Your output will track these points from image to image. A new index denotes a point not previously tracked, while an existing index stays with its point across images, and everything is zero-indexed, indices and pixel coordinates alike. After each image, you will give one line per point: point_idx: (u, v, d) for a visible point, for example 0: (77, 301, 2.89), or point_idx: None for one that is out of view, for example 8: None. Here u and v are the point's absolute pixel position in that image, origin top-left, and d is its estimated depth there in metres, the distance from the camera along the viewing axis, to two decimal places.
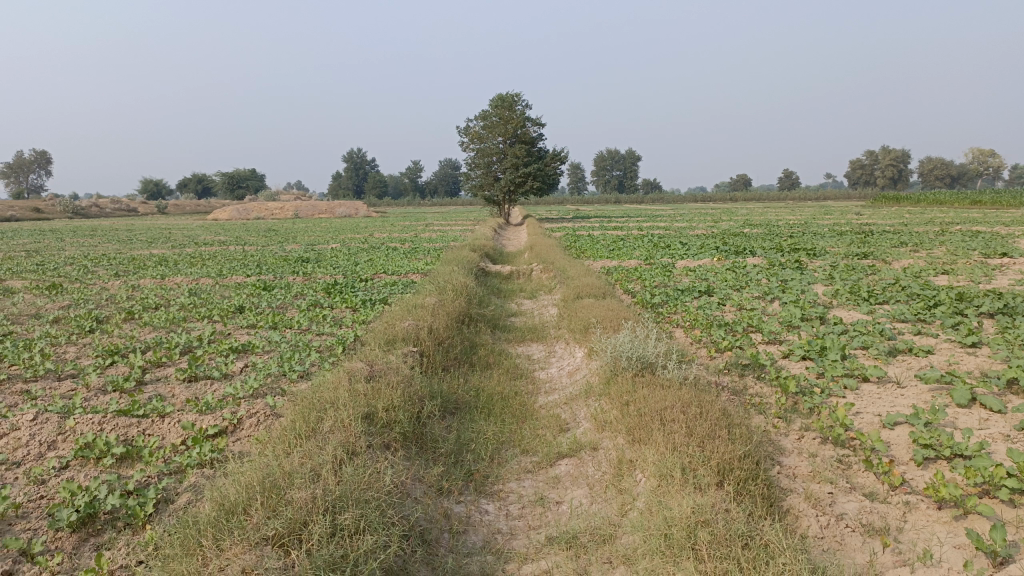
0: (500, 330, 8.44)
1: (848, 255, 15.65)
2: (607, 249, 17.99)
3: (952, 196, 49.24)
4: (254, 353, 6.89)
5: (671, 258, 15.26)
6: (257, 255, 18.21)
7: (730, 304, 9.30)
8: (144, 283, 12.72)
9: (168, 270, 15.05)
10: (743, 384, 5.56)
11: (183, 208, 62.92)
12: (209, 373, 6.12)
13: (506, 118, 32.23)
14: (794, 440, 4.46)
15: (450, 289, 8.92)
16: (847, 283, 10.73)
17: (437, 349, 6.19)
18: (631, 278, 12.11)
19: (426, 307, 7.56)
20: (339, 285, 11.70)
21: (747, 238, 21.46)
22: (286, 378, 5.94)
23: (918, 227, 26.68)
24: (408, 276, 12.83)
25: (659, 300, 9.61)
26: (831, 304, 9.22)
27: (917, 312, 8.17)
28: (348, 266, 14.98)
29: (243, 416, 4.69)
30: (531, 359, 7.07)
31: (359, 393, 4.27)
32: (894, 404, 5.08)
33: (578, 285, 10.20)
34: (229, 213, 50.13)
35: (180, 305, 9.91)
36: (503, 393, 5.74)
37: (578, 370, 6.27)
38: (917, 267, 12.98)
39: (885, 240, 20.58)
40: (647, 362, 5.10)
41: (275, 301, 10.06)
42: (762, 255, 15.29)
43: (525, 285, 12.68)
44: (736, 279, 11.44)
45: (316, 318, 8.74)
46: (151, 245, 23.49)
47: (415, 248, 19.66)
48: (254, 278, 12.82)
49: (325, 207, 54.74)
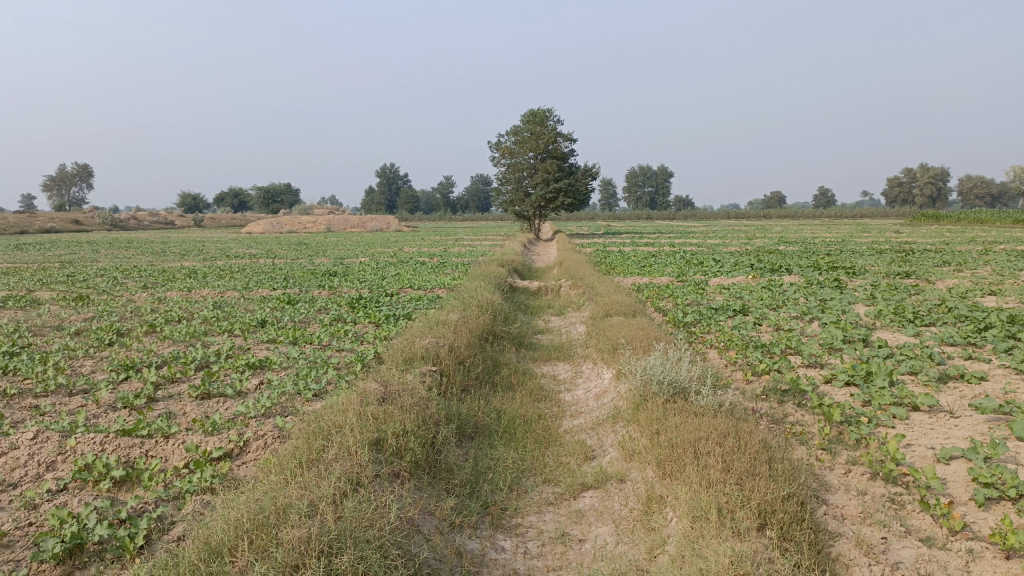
0: (525, 348, 8.15)
1: (889, 274, 15.13)
2: (639, 266, 17.63)
3: (994, 215, 47.99)
4: (270, 369, 6.69)
5: (704, 275, 14.87)
6: (285, 269, 18.16)
7: (766, 324, 8.91)
8: (170, 296, 12.66)
9: (195, 282, 15.01)
10: (782, 411, 5.20)
11: (218, 221, 63.72)
12: (222, 391, 5.92)
13: (538, 134, 32.08)
14: (840, 475, 4.10)
15: (475, 305, 8.67)
16: (891, 303, 10.26)
17: (458, 368, 5.92)
18: (663, 296, 11.75)
19: (449, 324, 7.30)
20: (363, 299, 11.51)
21: (783, 255, 20.94)
22: (300, 397, 5.72)
23: (960, 246, 25.87)
24: (434, 291, 12.61)
25: (692, 318, 9.26)
26: (874, 325, 8.79)
27: (967, 335, 7.72)
28: (374, 280, 14.82)
29: (249, 438, 4.46)
30: (557, 380, 6.77)
31: (369, 416, 4.02)
32: (949, 436, 4.68)
33: (607, 303, 9.89)
34: (262, 226, 50.55)
35: (202, 319, 9.78)
36: (526, 416, 5.44)
37: (606, 393, 5.94)
38: (963, 287, 12.44)
39: (927, 258, 19.94)
40: (679, 387, 4.77)
41: (298, 315, 9.89)
42: (799, 274, 14.82)
43: (554, 301, 12.39)
44: (772, 297, 11.02)
45: (337, 333, 8.54)
46: (183, 258, 23.66)
47: (443, 263, 19.49)
48: (279, 291, 12.69)
49: (357, 222, 55.00)
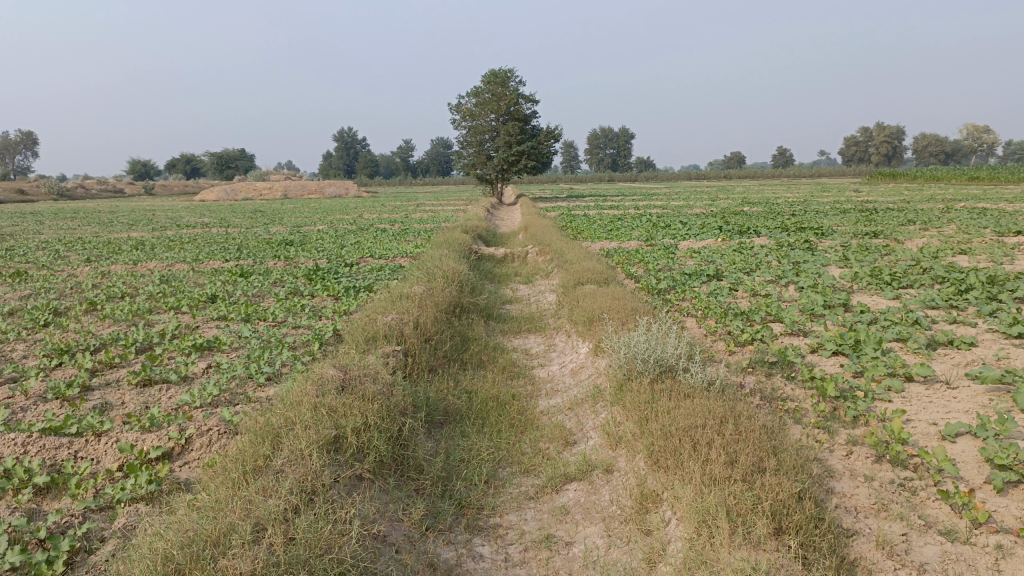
0: (494, 320, 7.74)
1: (857, 233, 14.99)
2: (605, 230, 17.28)
3: (948, 173, 48.59)
4: (219, 351, 6.18)
5: (672, 238, 14.55)
6: (239, 239, 17.40)
7: (742, 289, 8.61)
8: (115, 270, 11.94)
9: (142, 255, 14.23)
10: (772, 387, 4.88)
11: (170, 189, 61.77)
12: (165, 377, 5.42)
13: (499, 95, 31.36)
14: (842, 459, 3.78)
15: (440, 276, 8.19)
16: (865, 265, 10.05)
17: (423, 347, 5.48)
18: (634, 261, 11.39)
19: (413, 296, 6.85)
20: (321, 270, 10.96)
21: (748, 217, 20.74)
22: (251, 383, 5.24)
23: (920, 204, 26.01)
24: (396, 260, 12.10)
25: (665, 285, 8.91)
26: (852, 288, 8.56)
27: (948, 297, 7.49)
28: (333, 249, 14.24)
29: (191, 435, 3.98)
30: (529, 355, 6.38)
31: (326, 409, 3.57)
32: (951, 410, 4.40)
33: (578, 270, 9.50)
34: (217, 193, 49.05)
35: (148, 295, 9.16)
36: (499, 398, 5.05)
37: (583, 370, 5.56)
38: (932, 246, 12.31)
39: (889, 218, 19.94)
40: (666, 365, 4.38)
41: (251, 289, 9.31)
42: (768, 235, 14.61)
43: (521, 268, 11.97)
44: (745, 260, 10.74)
45: (293, 308, 8.01)
46: (131, 229, 22.68)
47: (404, 230, 18.92)
48: (232, 263, 12.05)
49: (315, 188, 53.71)
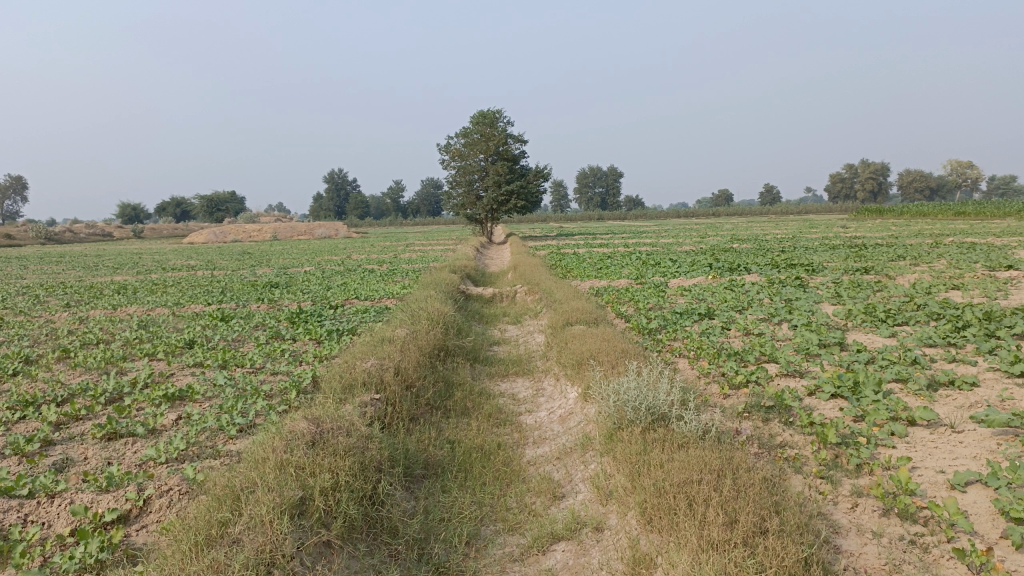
0: (481, 363, 7.51)
1: (848, 270, 14.89)
2: (594, 268, 17.13)
3: (934, 208, 48.98)
4: (192, 401, 5.91)
5: (663, 276, 14.39)
6: (224, 281, 17.15)
7: (734, 328, 8.41)
8: (93, 315, 11.65)
9: (123, 299, 13.96)
10: (770, 433, 4.65)
11: (159, 232, 61.59)
12: (132, 430, 5.15)
13: (488, 135, 31.49)
14: (848, 513, 3.55)
15: (425, 318, 7.97)
16: (859, 302, 9.89)
17: (404, 395, 5.22)
18: (624, 300, 11.20)
19: (396, 340, 6.61)
20: (305, 313, 10.73)
21: (737, 253, 20.66)
22: (222, 436, 4.97)
23: (909, 240, 26.08)
24: (383, 301, 11.88)
25: (656, 325, 8.71)
26: (846, 326, 8.38)
27: (945, 335, 7.31)
28: (319, 291, 14.01)
29: (151, 494, 3.71)
30: (517, 400, 6.13)
31: (293, 469, 3.31)
32: (958, 457, 4.17)
33: (567, 310, 9.30)
34: (206, 235, 48.89)
35: (124, 341, 8.88)
36: (484, 448, 4.79)
37: (572, 417, 5.32)
38: (924, 282, 12.19)
39: (879, 253, 19.90)
40: (658, 412, 4.14)
41: (230, 334, 9.05)
42: (759, 272, 14.48)
43: (509, 309, 11.77)
44: (736, 298, 10.58)
45: (273, 354, 7.75)
46: (115, 272, 22.38)
47: (392, 270, 18.73)
48: (214, 307, 11.80)
49: (305, 230, 53.60)
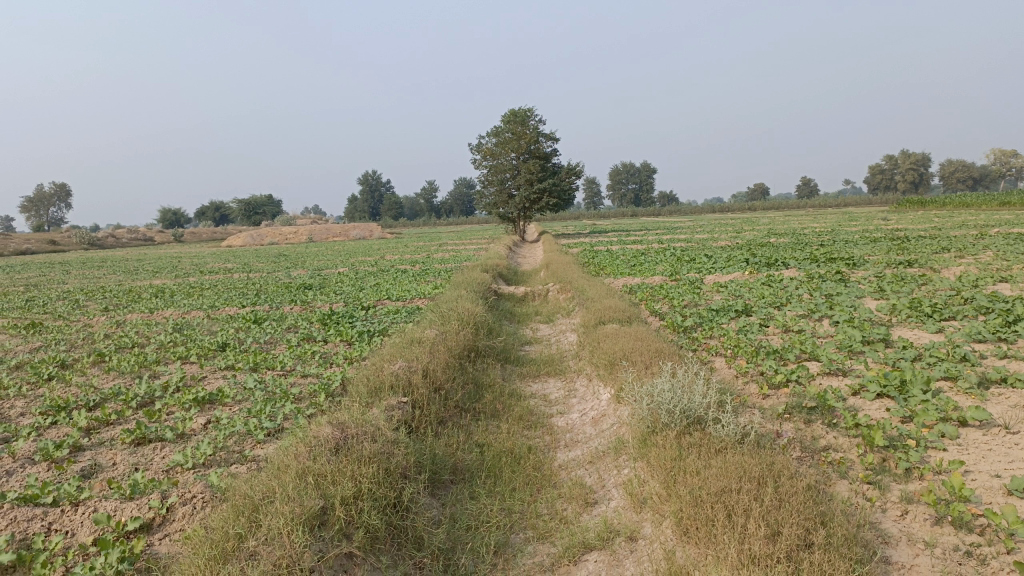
0: (512, 363, 7.40)
1: (890, 263, 14.51)
2: (628, 265, 16.94)
3: (978, 199, 47.68)
4: (221, 405, 5.88)
5: (698, 273, 14.14)
6: (259, 284, 17.30)
7: (773, 325, 8.17)
8: (131, 318, 11.79)
9: (160, 302, 14.13)
10: (812, 436, 4.45)
11: (198, 236, 62.67)
12: (160, 435, 5.13)
13: (519, 133, 31.36)
14: (897, 521, 3.35)
15: (455, 318, 7.88)
16: (902, 296, 9.58)
17: (433, 398, 5.11)
18: (658, 297, 11.00)
19: (425, 341, 6.52)
20: (337, 314, 10.72)
21: (774, 248, 20.27)
22: (249, 441, 4.93)
23: (953, 231, 25.34)
24: (414, 302, 11.84)
25: (692, 322, 8.51)
26: (890, 322, 8.09)
27: (995, 329, 7.01)
28: (351, 292, 14.03)
29: (174, 503, 3.66)
30: (548, 401, 6.00)
31: (314, 481, 3.21)
32: (1014, 459, 3.94)
33: (599, 308, 9.15)
34: (243, 238, 49.53)
35: (158, 344, 8.94)
36: (514, 452, 4.66)
37: (605, 419, 5.17)
38: (971, 275, 11.79)
39: (922, 245, 19.38)
40: (694, 415, 3.96)
41: (262, 336, 9.06)
42: (797, 267, 14.16)
43: (542, 307, 11.65)
44: (774, 294, 10.33)
45: (303, 356, 7.72)
46: (155, 276, 22.75)
47: (424, 270, 18.73)
48: (247, 309, 11.86)
49: (340, 231, 54.05)
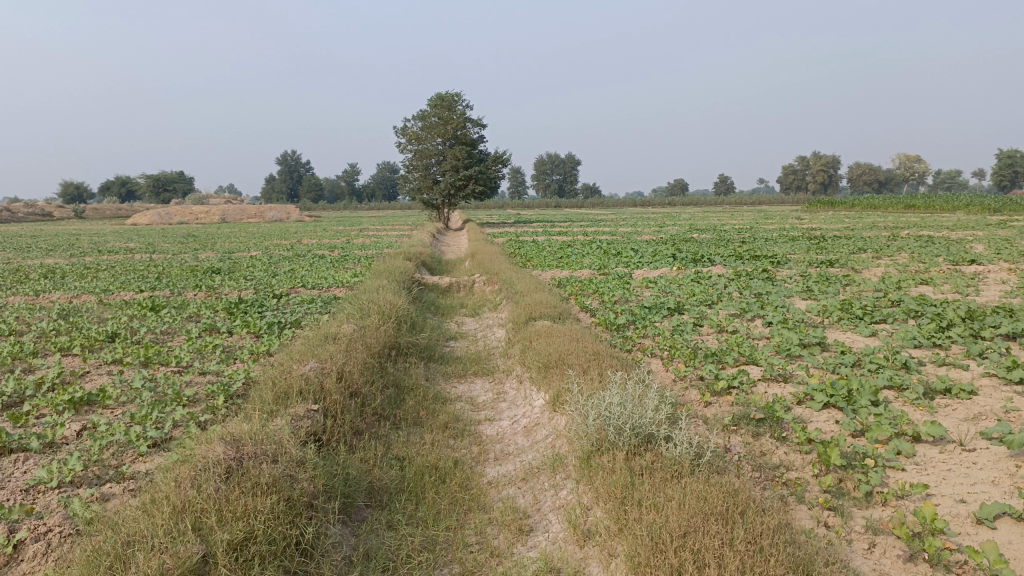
0: (436, 361, 6.87)
1: (813, 262, 14.60)
2: (554, 257, 16.59)
3: (884, 201, 49.65)
4: (102, 407, 5.15)
5: (626, 267, 13.88)
6: (163, 266, 16.13)
7: (707, 325, 7.89)
8: (12, 301, 10.65)
9: (49, 284, 12.90)
10: (763, 452, 4.11)
11: (103, 213, 59.30)
12: (25, 444, 4.38)
13: (445, 118, 30.64)
14: (867, 557, 3.02)
15: (375, 311, 7.28)
16: (831, 297, 9.49)
17: (348, 404, 4.54)
18: (587, 292, 10.64)
19: (340, 337, 5.92)
20: (245, 302, 9.93)
21: (699, 244, 20.28)
22: (129, 453, 4.27)
23: (866, 232, 26.12)
24: (332, 291, 11.14)
25: (624, 320, 8.15)
26: (823, 324, 7.94)
27: (929, 335, 6.90)
28: (263, 278, 13.17)
29: (24, 538, 2.96)
30: (476, 405, 5.51)
31: (199, 527, 2.64)
32: (976, 481, 3.67)
33: (528, 303, 8.71)
34: (151, 216, 46.97)
35: (39, 333, 7.99)
36: (438, 468, 4.16)
37: (538, 429, 4.72)
38: (893, 277, 11.92)
39: (840, 245, 19.75)
40: (644, 433, 3.54)
41: (159, 326, 8.22)
42: (724, 263, 14.08)
43: (467, 299, 11.14)
44: (705, 291, 10.13)
45: (203, 350, 6.97)
46: (48, 254, 21.09)
47: (343, 256, 17.90)
48: (146, 295, 10.89)
49: (256, 212, 52.03)
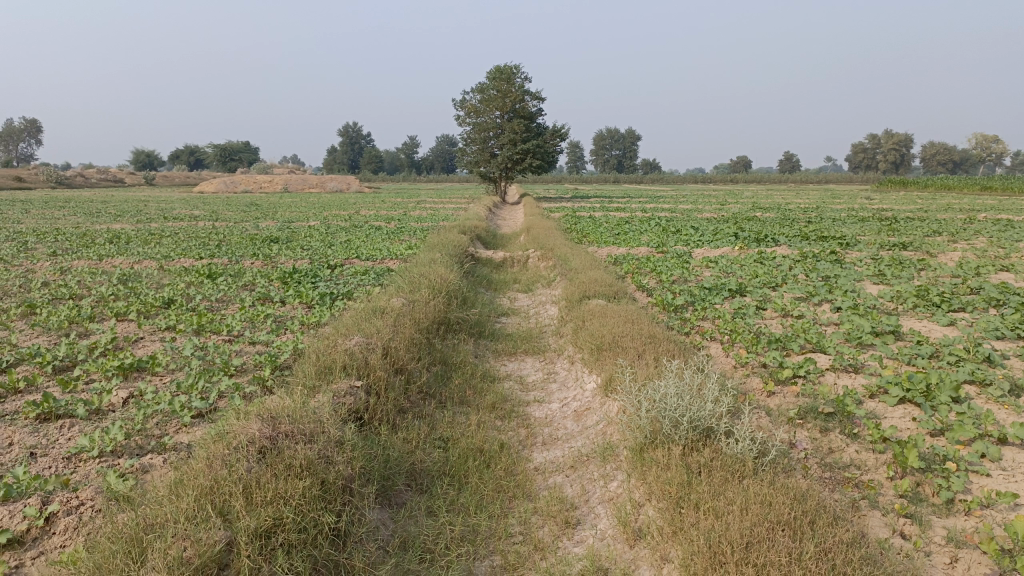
0: (486, 338, 6.70)
1: (884, 244, 13.93)
2: (612, 233, 16.26)
3: (959, 181, 47.43)
4: (150, 375, 5.13)
5: (686, 246, 13.45)
6: (224, 234, 16.35)
7: (770, 308, 7.53)
8: (77, 265, 10.88)
9: (113, 248, 13.17)
10: (831, 451, 3.82)
11: (172, 181, 60.95)
12: (71, 410, 4.38)
13: (504, 90, 30.29)
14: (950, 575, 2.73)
15: (426, 285, 7.14)
16: (905, 283, 8.98)
17: (393, 381, 4.40)
18: (644, 271, 10.31)
19: (389, 311, 5.78)
20: (299, 272, 9.92)
21: (762, 223, 19.62)
22: (173, 423, 4.23)
23: (940, 214, 24.87)
24: (386, 263, 11.08)
25: (683, 301, 7.84)
26: (896, 311, 7.49)
27: (1014, 326, 6.42)
28: (319, 248, 13.20)
29: (55, 511, 2.92)
30: (525, 386, 5.32)
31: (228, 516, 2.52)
32: None
33: (583, 280, 8.46)
34: (216, 184, 47.98)
35: (98, 297, 8.10)
36: (483, 452, 3.99)
37: (589, 414, 4.51)
38: (971, 262, 11.25)
39: (913, 227, 18.86)
40: (703, 426, 3.28)
41: (214, 294, 8.26)
42: (789, 244, 13.52)
43: (521, 275, 10.94)
44: (769, 273, 9.71)
45: (254, 319, 6.94)
46: (116, 219, 21.62)
47: (399, 228, 17.88)
48: (205, 262, 10.99)
49: (317, 182, 52.70)
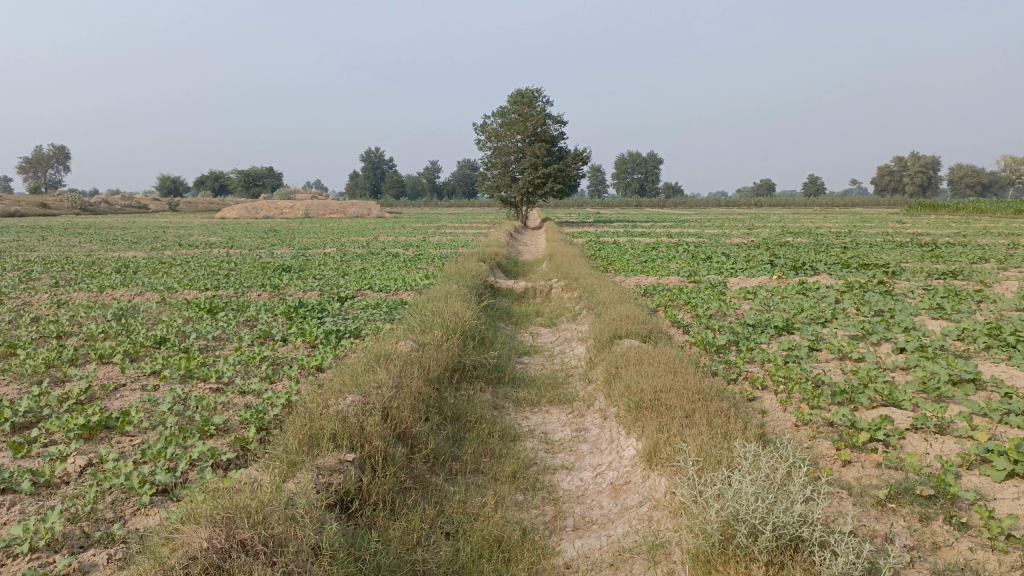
0: (505, 385, 5.95)
1: (932, 272, 13.02)
2: (639, 260, 15.53)
3: (992, 205, 46.04)
4: (119, 435, 4.45)
5: (719, 274, 12.63)
6: (236, 262, 15.80)
7: (825, 349, 6.71)
8: (76, 298, 10.30)
9: (118, 279, 12.60)
10: (941, 554, 3.01)
11: (195, 207, 61.18)
12: (15, 484, 3.69)
13: (525, 114, 29.80)
14: None
15: (439, 324, 6.42)
16: (970, 318, 8.11)
17: (395, 453, 3.67)
18: (678, 303, 9.54)
19: (395, 357, 5.05)
20: (307, 305, 9.25)
21: (796, 249, 18.76)
22: (130, 503, 3.53)
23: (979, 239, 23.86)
24: (399, 295, 10.40)
25: (725, 340, 7.05)
26: (966, 353, 6.65)
27: None
28: (332, 278, 12.57)
29: None
30: (551, 447, 4.55)
31: None
32: None
33: (612, 316, 7.70)
34: (237, 210, 47.85)
35: (87, 337, 7.44)
36: (500, 543, 3.23)
37: (629, 491, 3.74)
38: None
39: (958, 254, 17.88)
40: (789, 535, 2.54)
41: (211, 331, 7.61)
42: (830, 273, 12.68)
43: (544, 307, 10.21)
44: (815, 306, 8.90)
45: (250, 362, 6.24)
46: (130, 247, 21.23)
47: (417, 256, 17.21)
48: (208, 294, 10.38)
49: (338, 207, 52.55)
